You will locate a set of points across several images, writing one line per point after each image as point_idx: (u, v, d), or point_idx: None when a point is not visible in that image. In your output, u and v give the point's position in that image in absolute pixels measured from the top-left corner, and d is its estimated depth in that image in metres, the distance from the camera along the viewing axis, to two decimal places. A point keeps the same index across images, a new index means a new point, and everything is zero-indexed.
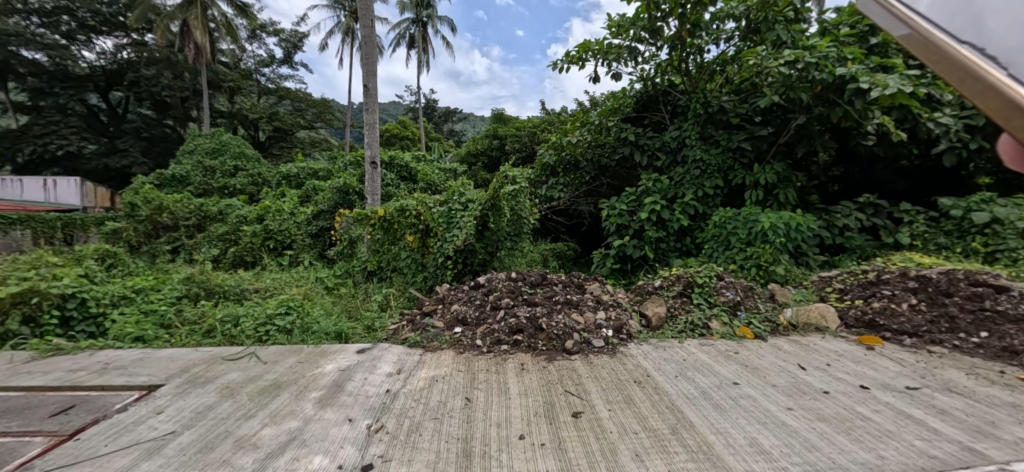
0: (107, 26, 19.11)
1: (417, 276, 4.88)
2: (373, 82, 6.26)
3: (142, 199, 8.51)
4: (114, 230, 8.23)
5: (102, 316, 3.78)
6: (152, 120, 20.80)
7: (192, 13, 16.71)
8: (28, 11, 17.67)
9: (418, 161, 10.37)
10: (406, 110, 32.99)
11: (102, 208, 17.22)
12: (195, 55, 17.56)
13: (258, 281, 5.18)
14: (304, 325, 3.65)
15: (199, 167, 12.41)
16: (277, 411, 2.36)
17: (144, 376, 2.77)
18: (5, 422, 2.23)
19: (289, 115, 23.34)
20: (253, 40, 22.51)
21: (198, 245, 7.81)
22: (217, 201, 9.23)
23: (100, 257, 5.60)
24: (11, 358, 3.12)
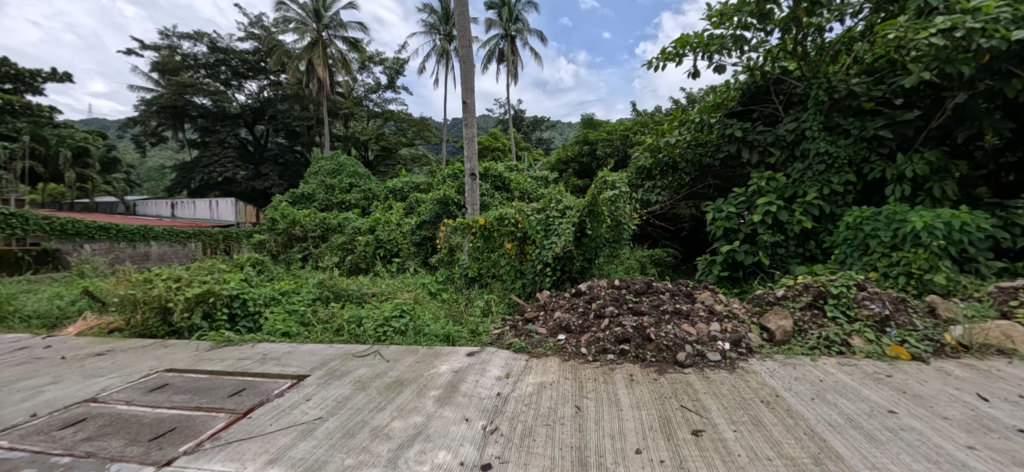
0: (252, 71, 23.01)
1: (516, 283, 4.97)
2: (473, 98, 6.61)
3: (280, 215, 10.02)
4: (261, 241, 9.80)
5: (257, 313, 4.49)
6: (286, 148, 24.54)
7: (315, 53, 19.33)
8: (197, 65, 21.99)
9: (511, 170, 10.72)
10: (496, 122, 34.34)
11: (250, 223, 20.52)
12: (319, 89, 20.25)
13: (374, 286, 5.74)
14: (417, 327, 3.94)
15: (322, 186, 14.22)
16: (403, 405, 2.57)
17: (293, 367, 3.21)
18: (198, 398, 2.73)
19: (394, 136, 25.78)
20: (363, 71, 25.25)
21: (322, 253, 8.93)
22: (337, 214, 10.42)
23: (251, 264, 6.68)
24: (198, 347, 3.84)
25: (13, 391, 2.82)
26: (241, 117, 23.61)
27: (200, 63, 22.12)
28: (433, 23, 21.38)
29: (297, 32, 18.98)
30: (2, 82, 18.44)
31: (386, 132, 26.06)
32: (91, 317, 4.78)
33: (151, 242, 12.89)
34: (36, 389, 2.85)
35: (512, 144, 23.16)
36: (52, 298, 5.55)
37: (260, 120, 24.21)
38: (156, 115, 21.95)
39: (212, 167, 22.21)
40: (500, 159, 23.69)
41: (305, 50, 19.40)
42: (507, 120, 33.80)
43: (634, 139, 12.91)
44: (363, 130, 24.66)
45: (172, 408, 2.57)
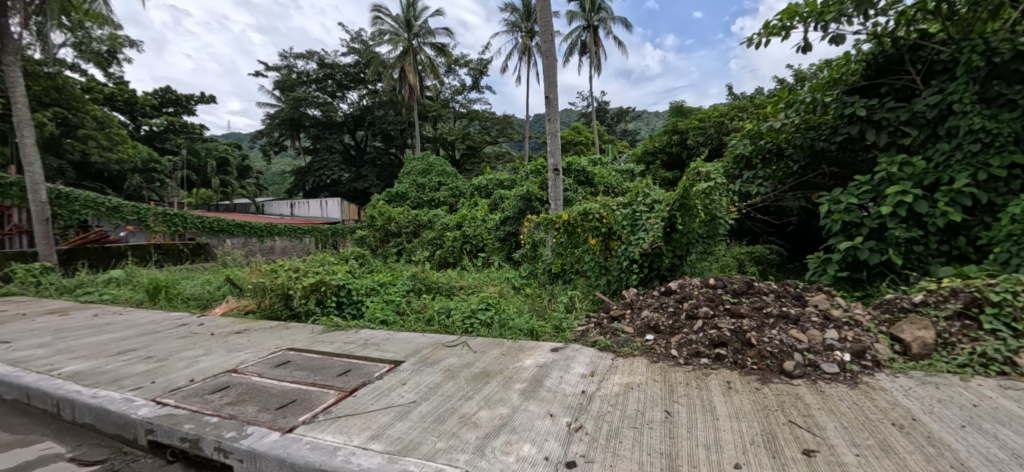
0: (353, 82, 25.49)
1: (601, 279, 4.94)
2: (555, 93, 6.59)
3: (379, 213, 11.00)
4: (363, 236, 10.85)
5: (360, 301, 4.99)
6: (383, 151, 26.87)
7: (407, 61, 20.78)
8: (309, 80, 24.93)
9: (594, 164, 10.54)
10: (578, 116, 33.93)
11: (353, 220, 22.75)
12: (410, 94, 21.75)
13: (461, 279, 6.04)
14: (501, 320, 4.07)
15: (414, 185, 15.29)
16: (489, 396, 2.67)
17: (390, 352, 3.51)
18: (313, 376, 3.09)
19: (479, 135, 26.89)
20: (449, 74, 26.53)
21: (414, 248, 9.62)
22: (427, 211, 11.14)
23: (355, 258, 7.43)
24: (312, 330, 4.37)
25: (179, 359, 3.46)
26: (345, 125, 26.35)
27: (312, 79, 25.02)
28: (515, 22, 21.73)
29: (391, 42, 20.58)
30: (168, 106, 22.61)
31: (472, 131, 27.25)
32: (232, 301, 5.69)
33: (275, 237, 15.01)
34: (194, 359, 3.46)
35: (595, 137, 22.67)
36: (205, 284, 6.71)
37: (359, 126, 26.76)
38: (278, 126, 25.35)
39: (322, 171, 25.15)
40: (583, 153, 23.37)
41: (399, 59, 20.96)
42: (589, 113, 33.17)
43: (731, 125, 11.85)
44: (451, 131, 26.10)
45: (294, 382, 2.96)
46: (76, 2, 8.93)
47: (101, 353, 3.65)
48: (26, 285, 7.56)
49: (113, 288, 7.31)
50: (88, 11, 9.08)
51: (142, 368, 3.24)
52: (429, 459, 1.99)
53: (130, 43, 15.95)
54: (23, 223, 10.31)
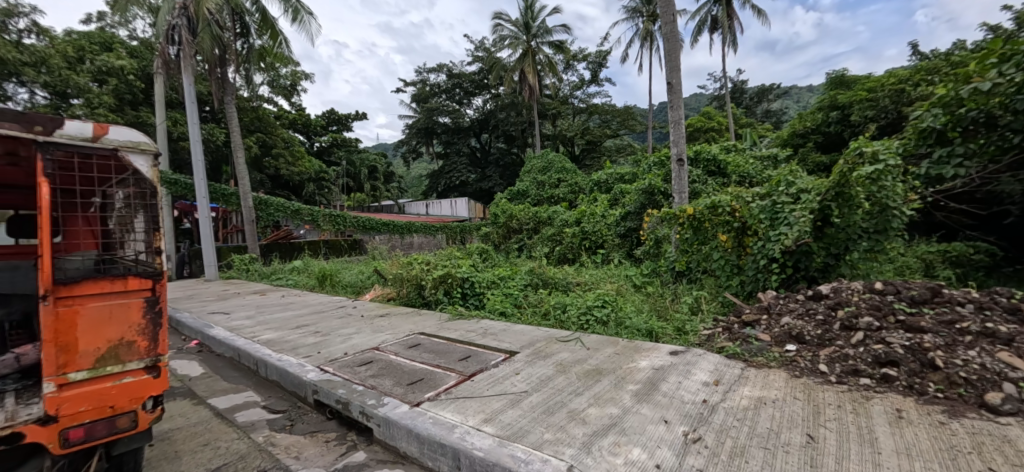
0: (478, 89, 27.42)
1: (732, 280, 4.48)
2: (678, 78, 6.13)
3: (501, 211, 11.70)
4: (486, 232, 11.66)
5: (482, 293, 5.39)
6: (505, 151, 28.42)
7: (526, 63, 21.40)
8: (440, 91, 27.57)
9: (727, 152, 9.56)
10: (709, 100, 30.91)
11: (479, 217, 24.37)
12: (530, 94, 22.33)
13: (579, 276, 6.07)
14: (618, 319, 3.99)
15: (534, 183, 15.79)
16: (601, 394, 2.64)
17: (506, 343, 3.71)
18: (439, 358, 3.42)
19: (598, 129, 26.53)
20: (568, 70, 26.59)
21: (535, 245, 9.98)
22: (546, 208, 11.44)
23: (479, 253, 8.05)
24: (440, 317, 4.86)
25: (338, 335, 4.20)
26: (471, 130, 28.55)
27: (442, 89, 27.53)
28: (635, 7, 20.72)
29: (512, 47, 21.47)
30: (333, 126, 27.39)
31: (591, 126, 27.02)
32: (379, 288, 6.69)
33: (413, 234, 16.86)
34: (349, 336, 4.18)
35: (731, 121, 20.26)
36: (360, 274, 8.00)
37: (483, 130, 28.69)
38: (416, 135, 28.64)
39: (452, 173, 27.71)
40: (715, 139, 21.16)
41: (519, 61, 21.73)
42: (723, 95, 29.97)
43: (918, 92, 9.49)
44: (570, 127, 26.30)
45: (423, 363, 3.32)
46: (270, 49, 11.36)
47: (287, 326, 4.64)
48: (239, 271, 10.10)
49: (296, 275, 9.19)
50: (277, 54, 11.44)
51: (314, 340, 4.05)
52: (536, 448, 2.07)
53: (307, 77, 19.71)
54: (238, 224, 13.66)
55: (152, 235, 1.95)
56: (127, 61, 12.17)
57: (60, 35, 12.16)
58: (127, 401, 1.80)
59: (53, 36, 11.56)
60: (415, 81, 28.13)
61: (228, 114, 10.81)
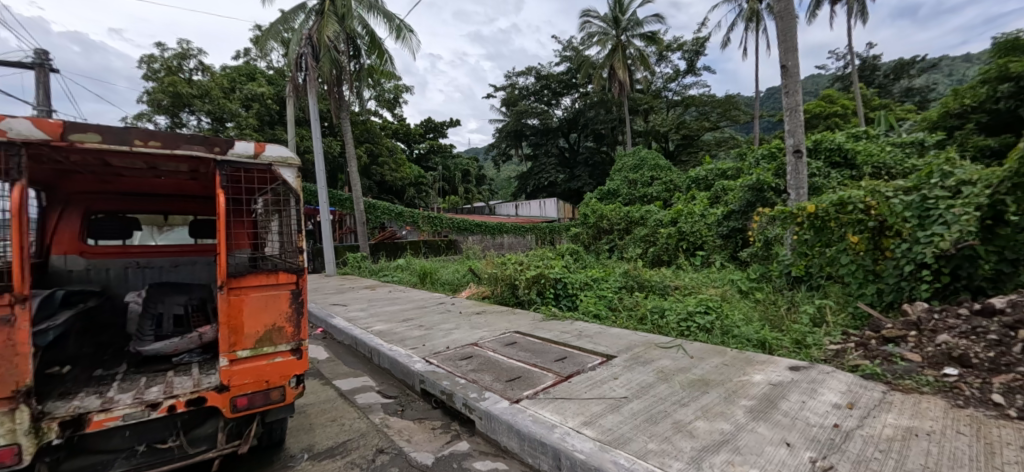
0: (566, 88, 27.47)
1: (865, 288, 3.83)
2: (794, 58, 5.45)
3: (590, 211, 11.54)
4: (576, 233, 11.61)
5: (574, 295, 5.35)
6: (594, 150, 28.13)
7: (615, 58, 20.77)
8: (529, 94, 28.16)
9: (855, 139, 8.30)
10: (830, 81, 27.07)
11: (567, 218, 24.63)
12: (619, 90, 21.59)
13: (677, 279, 5.74)
14: (724, 327, 3.68)
15: (625, 182, 15.30)
16: (708, 407, 2.43)
17: (602, 346, 3.62)
18: (535, 358, 3.45)
19: (695, 122, 24.86)
20: (661, 62, 25.29)
21: (627, 245, 9.70)
22: (637, 207, 11.06)
23: (569, 254, 8.04)
24: (534, 317, 4.93)
25: (439, 330, 4.48)
26: (559, 130, 28.72)
27: (530, 92, 27.97)
28: None
29: (600, 43, 21.03)
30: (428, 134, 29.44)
31: (688, 119, 25.41)
32: (474, 286, 7.02)
33: (504, 235, 17.72)
34: (449, 331, 4.42)
35: (860, 104, 17.50)
36: (456, 272, 8.49)
37: (572, 129, 28.61)
38: (505, 138, 29.54)
39: (541, 174, 28.27)
40: (838, 126, 18.47)
41: (607, 58, 21.19)
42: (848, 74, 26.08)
43: None
44: (663, 122, 25.07)
45: (519, 361, 3.37)
46: (376, 67, 12.55)
47: (394, 319, 5.09)
48: (352, 268, 11.36)
49: (400, 272, 10.07)
50: (382, 71, 12.59)
51: (418, 333, 4.37)
52: (640, 457, 1.97)
53: (407, 90, 21.45)
54: (351, 224, 15.25)
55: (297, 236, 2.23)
56: (266, 88, 14.42)
57: (220, 70, 14.80)
58: (278, 377, 2.09)
59: (215, 72, 14.13)
60: (504, 86, 29.00)
61: (343, 128, 12.15)
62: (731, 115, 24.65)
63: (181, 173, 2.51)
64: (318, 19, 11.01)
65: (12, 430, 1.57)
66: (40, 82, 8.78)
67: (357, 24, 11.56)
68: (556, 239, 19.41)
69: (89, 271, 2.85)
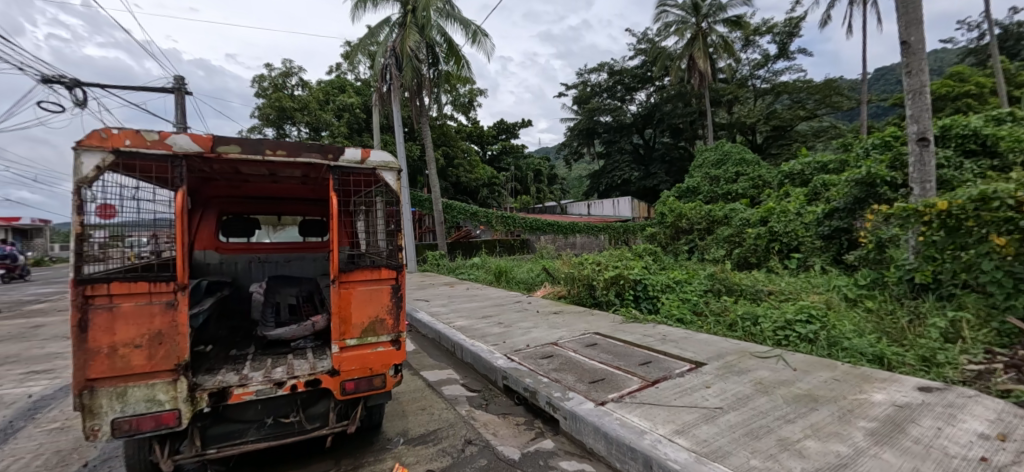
0: (641, 83, 26.70)
1: (1018, 299, 3.22)
2: (918, 34, 4.80)
3: (668, 209, 11.12)
4: (653, 233, 11.28)
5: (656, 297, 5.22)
6: (671, 146, 27.21)
7: (696, 47, 19.61)
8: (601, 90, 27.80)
9: (999, 123, 7.06)
10: (960, 55, 23.16)
11: (643, 217, 24.09)
12: (699, 81, 20.36)
13: (771, 283, 5.33)
14: (831, 338, 3.33)
15: (707, 178, 14.47)
16: (819, 426, 2.20)
17: (690, 352, 3.45)
18: (618, 360, 3.37)
19: (788, 111, 22.71)
20: (748, 48, 23.46)
21: (709, 246, 9.27)
22: (721, 206, 10.50)
23: (648, 255, 7.91)
24: (613, 318, 4.85)
25: (517, 328, 4.56)
26: (634, 125, 28.05)
27: (603, 88, 27.52)
28: None
29: (679, 33, 20.01)
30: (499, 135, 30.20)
31: (778, 109, 23.32)
32: (549, 286, 7.08)
33: (576, 234, 17.67)
34: (528, 329, 4.49)
35: (1003, 80, 14.82)
36: (530, 271, 8.63)
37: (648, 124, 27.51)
38: (576, 137, 29.40)
39: (614, 172, 27.99)
40: (972, 109, 15.80)
41: (687, 47, 20.13)
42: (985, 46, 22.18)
43: None
44: (750, 113, 23.36)
45: (602, 363, 3.32)
46: (453, 73, 13.09)
47: (474, 315, 5.29)
48: (431, 266, 12.14)
49: (476, 270, 10.47)
50: (458, 76, 13.11)
51: (498, 330, 4.49)
52: None
53: (482, 93, 22.15)
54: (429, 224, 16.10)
55: (396, 235, 2.39)
56: (354, 99, 15.75)
57: (317, 84, 16.37)
58: (379, 366, 2.25)
59: (312, 86, 15.72)
60: (575, 84, 28.81)
61: (423, 132, 12.83)
62: (830, 101, 22.11)
63: (297, 178, 2.81)
64: (401, 31, 11.77)
65: (174, 398, 1.88)
66: (178, 103, 10.34)
67: (436, 33, 12.15)
68: (630, 239, 18.79)
69: (222, 264, 3.30)
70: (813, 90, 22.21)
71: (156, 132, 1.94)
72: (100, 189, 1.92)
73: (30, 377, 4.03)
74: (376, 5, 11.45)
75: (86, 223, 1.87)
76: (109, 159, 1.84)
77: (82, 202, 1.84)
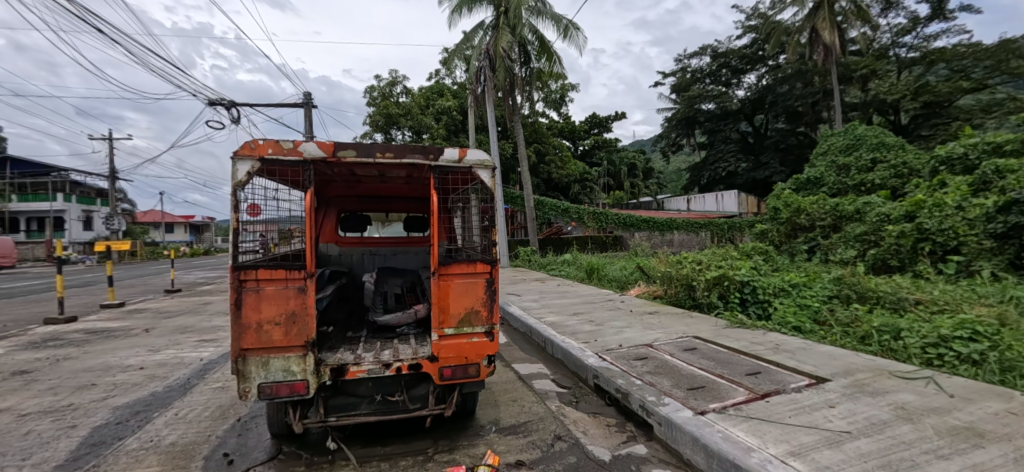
0: (750, 64, 24.70)
1: None
2: None
3: (783, 204, 10.02)
4: (763, 230, 10.25)
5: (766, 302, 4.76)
6: (787, 132, 24.54)
7: (819, 17, 17.17)
8: (703, 75, 26.07)
9: None
10: None
11: (751, 212, 22.26)
12: (825, 57, 17.75)
13: (919, 290, 4.50)
14: (1008, 362, 2.66)
15: (833, 167, 12.64)
16: (987, 467, 1.74)
17: (810, 366, 3.04)
18: (721, 368, 3.11)
19: (945, 83, 18.74)
20: (888, 12, 19.93)
21: (834, 245, 8.14)
22: (852, 199, 9.15)
23: (757, 254, 7.23)
24: (716, 323, 4.48)
25: (609, 327, 4.46)
26: (742, 111, 25.73)
27: (706, 73, 25.89)
28: None
29: (796, 4, 17.73)
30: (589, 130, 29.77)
31: (931, 81, 19.41)
32: (643, 285, 6.82)
33: (674, 231, 17.05)
34: (620, 329, 4.35)
35: None
36: (623, 269, 8.39)
37: (758, 109, 25.63)
38: (674, 128, 27.67)
39: (717, 164, 25.99)
40: None
41: (808, 19, 17.75)
42: None
43: None
44: (892, 88, 19.90)
45: (702, 370, 3.09)
46: (544, 70, 13.20)
47: (565, 312, 5.30)
48: (523, 261, 12.52)
49: (566, 266, 10.50)
50: (549, 73, 13.20)
51: (588, 328, 4.43)
52: None
53: (573, 88, 22.03)
54: (521, 221, 16.49)
55: (490, 231, 2.46)
56: (452, 102, 16.75)
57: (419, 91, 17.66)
58: (474, 355, 2.36)
59: (414, 92, 17.04)
60: (674, 71, 27.21)
61: (515, 130, 13.15)
62: (1008, 67, 17.73)
63: (402, 178, 3.06)
64: (494, 33, 12.18)
65: (303, 370, 2.17)
66: (306, 116, 11.95)
67: (528, 32, 12.41)
68: (736, 237, 18.08)
69: (340, 256, 3.73)
70: (982, 55, 18.07)
71: (290, 141, 2.25)
72: (250, 191, 2.30)
73: (202, 344, 5.01)
74: (471, 10, 12.00)
75: (241, 220, 2.24)
76: (256, 165, 2.19)
77: (238, 202, 2.21)
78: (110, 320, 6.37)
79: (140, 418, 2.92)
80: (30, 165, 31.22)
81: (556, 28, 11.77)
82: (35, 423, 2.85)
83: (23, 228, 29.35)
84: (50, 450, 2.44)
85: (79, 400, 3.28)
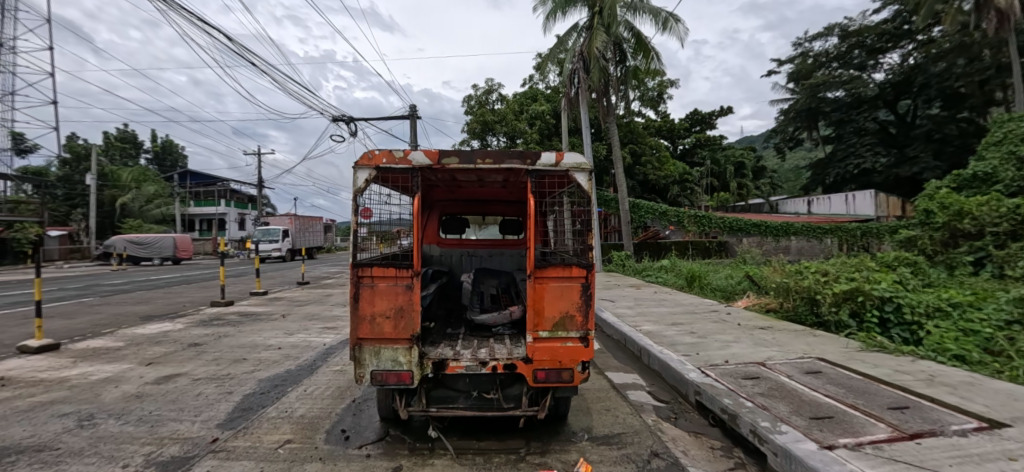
0: (892, 41, 21.31)
1: None
2: None
3: (938, 205, 8.31)
4: (908, 238, 8.65)
5: (916, 324, 3.98)
6: (943, 118, 20.36)
7: None
8: (829, 60, 23.02)
9: None
10: None
11: (893, 216, 18.90)
12: (998, 24, 14.44)
13: None
14: None
15: (1012, 158, 10.21)
16: None
17: (981, 406, 2.45)
18: (855, 398, 2.66)
19: None
20: None
21: (1017, 256, 6.54)
22: None
23: (903, 265, 6.12)
24: (847, 344, 3.86)
25: (714, 340, 4.09)
26: (881, 97, 22.19)
27: (833, 57, 22.88)
28: None
29: None
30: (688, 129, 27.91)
31: None
32: (753, 297, 6.20)
33: (791, 237, 15.35)
34: (726, 344, 3.97)
35: None
36: (729, 278, 7.74)
37: (903, 93, 21.77)
38: (792, 120, 24.57)
39: (847, 159, 22.43)
40: None
41: None
42: None
43: None
44: None
45: (829, 397, 2.70)
46: (640, 67, 12.68)
47: (662, 321, 5.01)
48: (616, 266, 12.19)
49: (664, 273, 9.96)
50: (646, 70, 12.68)
51: (689, 340, 4.13)
52: None
53: (671, 83, 20.85)
54: (616, 224, 16.00)
55: (587, 234, 2.43)
56: (544, 106, 16.98)
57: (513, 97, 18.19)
58: (568, 360, 2.34)
59: (508, 99, 17.66)
60: (792, 56, 24.42)
61: (609, 131, 12.84)
62: None
63: (499, 182, 3.17)
64: (588, 34, 12.06)
65: (409, 361, 2.34)
66: (412, 126, 13.05)
67: (623, 30, 12.14)
68: (871, 244, 15.58)
69: (441, 256, 4.01)
70: None
71: (401, 150, 2.45)
72: (366, 197, 2.56)
73: (325, 330, 5.72)
74: (566, 13, 11.99)
75: (359, 222, 2.49)
76: (372, 173, 2.43)
77: (357, 206, 2.47)
78: (260, 306, 7.63)
79: (277, 390, 3.44)
80: (205, 177, 38.77)
81: (655, 22, 11.27)
82: (204, 386, 3.52)
83: (199, 227, 36.52)
84: (214, 410, 2.98)
85: (235, 371, 3.97)
